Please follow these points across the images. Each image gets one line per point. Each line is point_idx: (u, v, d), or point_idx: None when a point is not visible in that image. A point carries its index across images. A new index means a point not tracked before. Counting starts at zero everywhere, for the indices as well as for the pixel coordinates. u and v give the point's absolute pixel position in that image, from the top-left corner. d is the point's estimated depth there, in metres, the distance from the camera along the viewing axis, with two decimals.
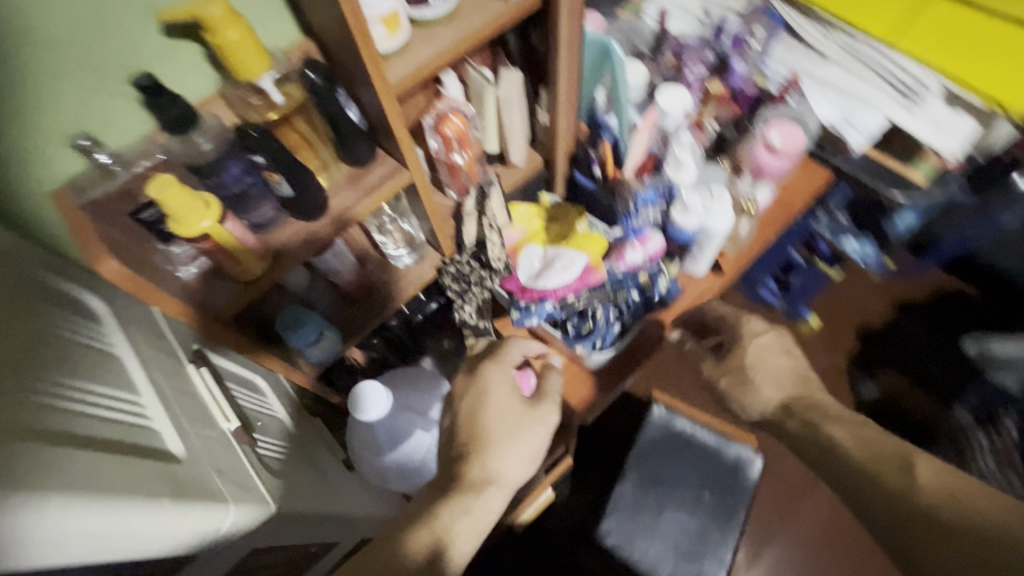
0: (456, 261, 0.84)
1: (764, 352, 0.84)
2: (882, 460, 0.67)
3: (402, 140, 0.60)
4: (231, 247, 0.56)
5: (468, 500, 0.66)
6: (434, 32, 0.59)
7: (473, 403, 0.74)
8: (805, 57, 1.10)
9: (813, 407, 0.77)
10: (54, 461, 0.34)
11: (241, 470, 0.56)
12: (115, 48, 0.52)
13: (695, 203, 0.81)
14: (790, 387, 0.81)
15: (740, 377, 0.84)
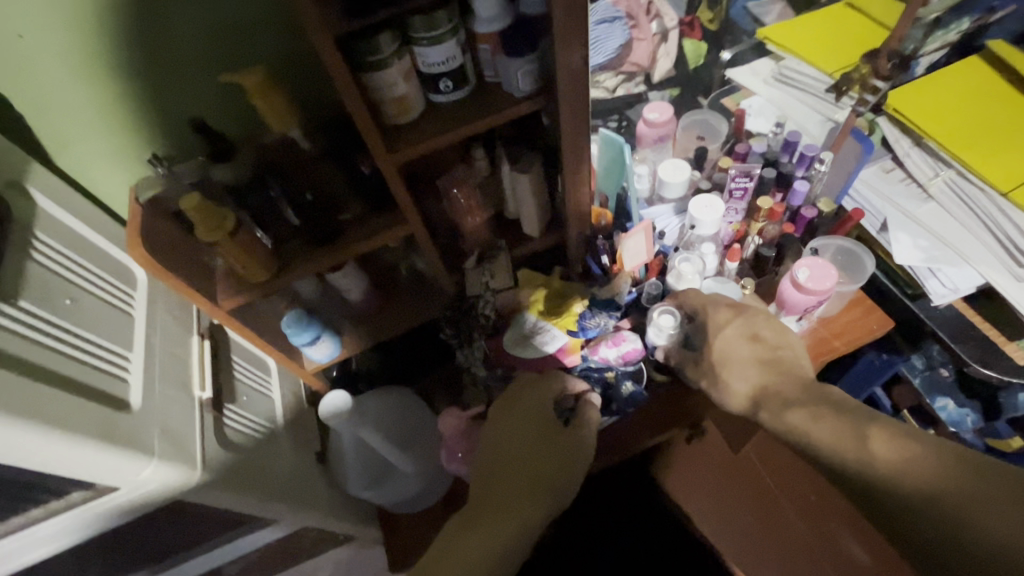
0: (451, 308, 0.91)
1: (733, 343, 0.71)
2: (831, 436, 0.55)
3: (401, 196, 0.69)
4: (239, 256, 0.69)
5: (523, 517, 0.65)
6: (446, 112, 0.67)
7: (507, 429, 0.75)
8: (901, 189, 0.99)
9: (778, 392, 0.64)
10: (18, 384, 0.45)
11: (196, 427, 0.65)
12: (189, 91, 0.69)
13: (666, 326, 0.78)
14: (772, 378, 0.66)
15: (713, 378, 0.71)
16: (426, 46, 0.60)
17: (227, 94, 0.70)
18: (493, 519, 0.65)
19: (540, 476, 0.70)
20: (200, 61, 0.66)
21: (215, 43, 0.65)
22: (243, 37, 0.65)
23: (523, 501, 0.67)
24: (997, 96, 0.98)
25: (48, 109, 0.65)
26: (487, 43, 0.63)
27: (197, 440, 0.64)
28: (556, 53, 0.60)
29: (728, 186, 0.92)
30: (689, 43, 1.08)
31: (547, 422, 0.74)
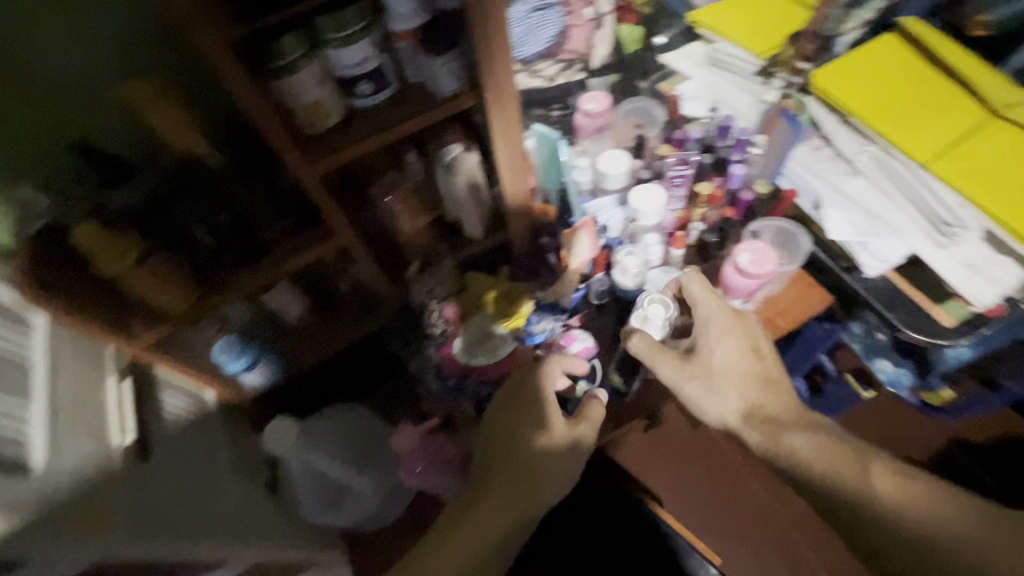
0: (400, 319, 0.89)
1: (736, 355, 0.70)
2: (839, 468, 0.60)
3: (328, 208, 0.65)
4: (149, 287, 0.64)
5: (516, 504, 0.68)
6: (368, 118, 0.63)
7: (516, 418, 0.71)
8: (832, 166, 1.02)
9: (772, 411, 0.67)
10: None
11: (116, 477, 0.60)
12: (70, 107, 0.61)
13: (655, 315, 0.76)
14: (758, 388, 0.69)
15: (708, 380, 0.69)
16: (337, 48, 0.56)
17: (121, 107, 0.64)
18: (495, 505, 0.67)
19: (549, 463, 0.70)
20: (82, 71, 0.60)
21: (100, 50, 0.59)
22: (130, 42, 0.60)
23: (523, 491, 0.68)
24: (912, 72, 1.02)
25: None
26: (404, 41, 0.60)
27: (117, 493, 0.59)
28: (478, 47, 0.57)
29: (667, 175, 0.91)
30: (624, 28, 1.08)
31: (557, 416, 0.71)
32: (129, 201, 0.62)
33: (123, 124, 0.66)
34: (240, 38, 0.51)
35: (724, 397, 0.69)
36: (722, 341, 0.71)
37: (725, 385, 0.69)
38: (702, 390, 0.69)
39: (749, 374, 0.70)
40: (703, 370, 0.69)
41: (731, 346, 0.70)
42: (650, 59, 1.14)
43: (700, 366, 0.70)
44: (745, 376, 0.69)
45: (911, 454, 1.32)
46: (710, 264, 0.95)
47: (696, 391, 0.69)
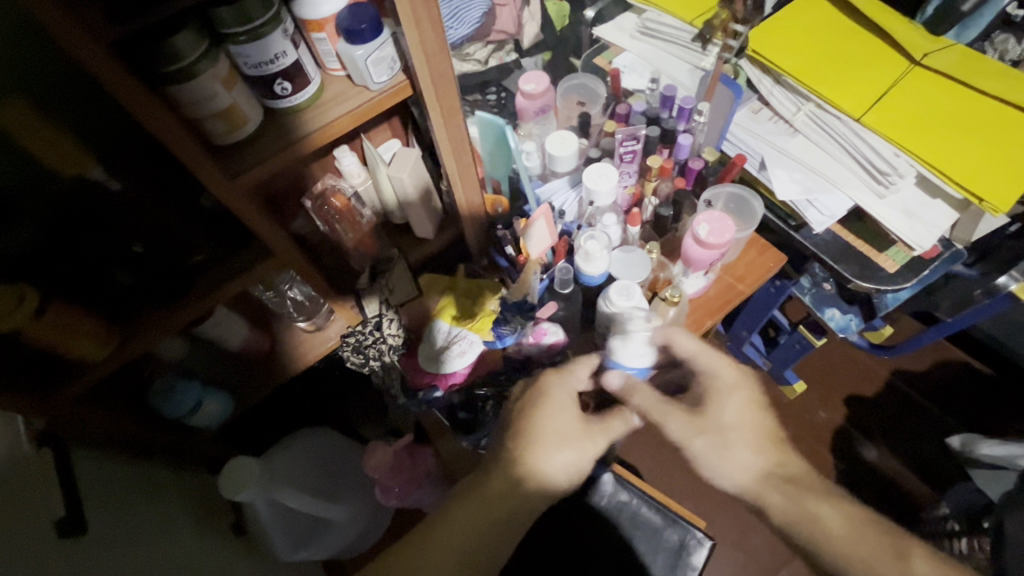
0: (355, 331, 0.81)
1: (747, 410, 0.66)
2: (870, 559, 0.56)
3: (259, 225, 0.59)
4: (59, 340, 0.54)
5: (517, 495, 0.63)
6: (290, 122, 0.56)
7: (529, 405, 0.68)
8: (772, 127, 1.03)
9: (789, 472, 0.64)
10: None
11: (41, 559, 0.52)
12: None
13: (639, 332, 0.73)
14: (769, 444, 0.65)
15: (717, 439, 0.65)
16: (244, 44, 0.49)
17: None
18: (500, 495, 0.63)
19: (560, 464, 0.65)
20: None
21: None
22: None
23: (531, 487, 0.64)
24: (837, 29, 1.04)
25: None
26: (322, 31, 0.53)
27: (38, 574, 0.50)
28: (405, 31, 0.51)
29: (617, 151, 0.90)
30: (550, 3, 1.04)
31: (568, 407, 0.68)
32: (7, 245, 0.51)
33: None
34: (123, 39, 0.43)
35: (738, 455, 0.64)
36: (733, 397, 0.66)
37: (739, 441, 0.65)
38: (716, 455, 0.64)
39: (758, 432, 0.65)
40: (712, 432, 0.65)
41: (738, 405, 0.66)
42: (583, 33, 1.11)
43: (710, 430, 0.65)
44: (759, 434, 0.65)
45: (863, 393, 1.39)
46: (668, 239, 0.93)
47: (707, 449, 0.65)
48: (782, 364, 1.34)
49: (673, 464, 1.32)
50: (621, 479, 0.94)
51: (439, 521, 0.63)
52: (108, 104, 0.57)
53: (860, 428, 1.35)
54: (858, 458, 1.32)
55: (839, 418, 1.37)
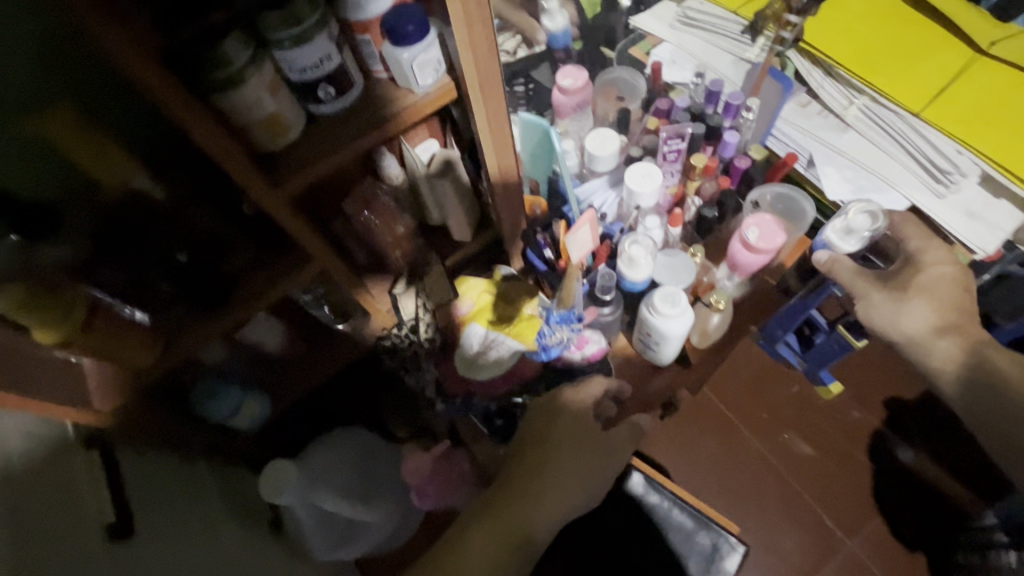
0: (393, 335, 0.82)
1: (943, 279, 0.70)
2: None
3: (299, 232, 0.58)
4: (101, 348, 0.55)
5: (542, 507, 0.63)
6: (331, 128, 0.55)
7: (546, 418, 0.69)
8: (822, 121, 0.98)
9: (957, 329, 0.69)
10: None
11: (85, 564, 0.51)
12: None
13: (862, 226, 0.72)
14: (947, 305, 0.69)
15: (897, 296, 0.71)
16: (291, 49, 0.47)
17: (24, 145, 0.50)
18: (529, 505, 0.63)
19: (580, 476, 0.66)
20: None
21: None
22: (18, 59, 0.46)
23: (557, 498, 0.64)
24: (895, 17, 0.98)
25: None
26: (367, 33, 0.51)
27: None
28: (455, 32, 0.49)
29: (660, 150, 0.86)
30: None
31: (590, 424, 0.68)
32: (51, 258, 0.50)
33: (32, 169, 0.51)
34: (173, 48, 0.42)
35: (915, 311, 0.69)
36: (934, 269, 0.71)
37: (920, 300, 0.70)
38: (892, 308, 0.70)
39: (950, 299, 0.70)
40: (893, 290, 0.71)
41: (934, 277, 0.70)
42: (617, 20, 1.05)
43: (893, 289, 0.71)
44: (945, 301, 0.70)
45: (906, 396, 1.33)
46: (710, 240, 0.89)
47: (882, 301, 0.71)
48: (819, 364, 1.21)
49: (708, 468, 1.28)
50: (650, 480, 0.90)
51: (470, 533, 0.63)
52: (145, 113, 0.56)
53: (898, 430, 1.27)
54: (895, 461, 1.25)
55: (876, 419, 1.28)
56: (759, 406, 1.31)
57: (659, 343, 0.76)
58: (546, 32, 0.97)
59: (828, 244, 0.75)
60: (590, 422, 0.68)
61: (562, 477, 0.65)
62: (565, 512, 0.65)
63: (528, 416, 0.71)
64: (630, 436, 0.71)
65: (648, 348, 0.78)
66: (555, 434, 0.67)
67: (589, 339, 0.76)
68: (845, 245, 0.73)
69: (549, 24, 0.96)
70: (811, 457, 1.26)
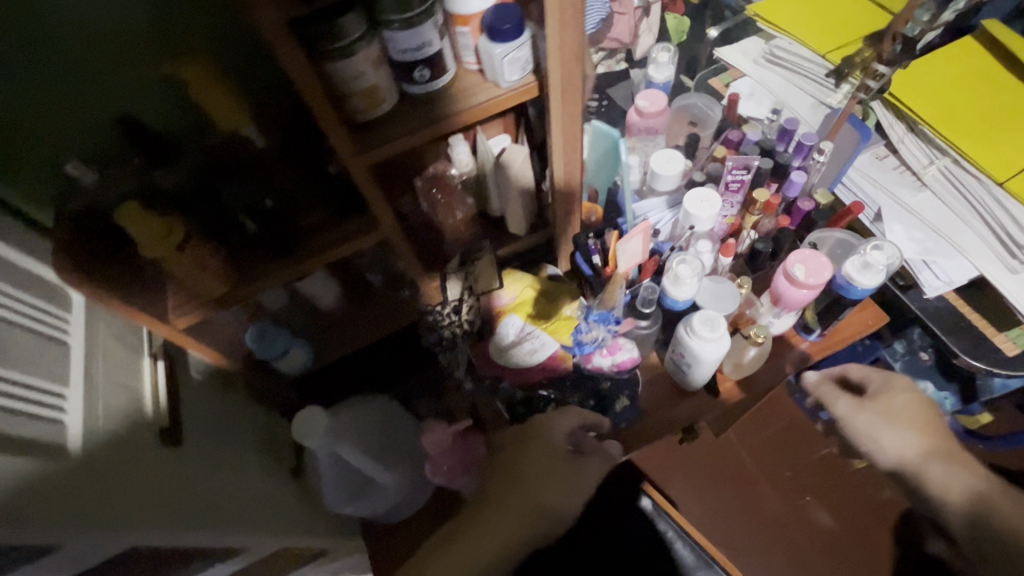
0: (433, 311, 0.85)
1: (909, 403, 0.76)
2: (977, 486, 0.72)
3: (371, 198, 0.62)
4: (187, 270, 0.60)
5: (519, 520, 0.65)
6: (419, 106, 0.60)
7: (516, 449, 0.71)
8: (897, 178, 0.96)
9: (935, 446, 0.74)
10: None
11: (131, 465, 0.57)
12: (126, 86, 0.59)
13: (879, 261, 0.73)
14: (929, 429, 0.75)
15: (885, 417, 0.76)
16: (399, 30, 0.52)
17: (161, 84, 0.61)
18: (505, 510, 0.66)
19: (537, 502, 0.67)
20: (123, 43, 0.56)
21: (141, 16, 0.55)
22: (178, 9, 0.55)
23: (533, 514, 0.66)
24: (993, 83, 0.96)
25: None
26: (466, 25, 0.56)
27: (131, 479, 0.56)
28: (548, 40, 0.53)
29: (724, 179, 0.87)
30: (669, 16, 1.05)
31: (561, 454, 0.70)
32: (179, 181, 0.59)
33: (169, 103, 0.63)
34: (297, 19, 0.48)
35: (899, 436, 0.75)
36: (902, 394, 0.77)
37: (900, 423, 0.75)
38: (878, 425, 0.76)
39: (923, 419, 0.76)
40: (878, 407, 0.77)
41: (910, 396, 0.77)
42: (702, 51, 1.09)
43: (878, 410, 0.77)
44: (925, 423, 0.75)
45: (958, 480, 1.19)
46: (760, 275, 0.90)
47: (867, 423, 0.77)
48: None
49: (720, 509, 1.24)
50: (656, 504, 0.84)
51: (465, 534, 0.65)
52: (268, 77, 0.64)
53: None
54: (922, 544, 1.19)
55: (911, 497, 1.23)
56: (781, 464, 1.28)
57: (691, 366, 0.77)
58: (648, 79, 0.96)
59: (846, 280, 0.76)
60: (559, 454, 0.70)
61: (536, 492, 0.67)
62: (527, 539, 0.65)
63: (500, 446, 0.74)
64: (603, 462, 0.72)
65: (679, 368, 0.79)
66: (519, 466, 0.69)
67: (619, 346, 0.78)
68: (862, 280, 0.74)
69: (654, 72, 0.96)
70: (830, 522, 1.22)
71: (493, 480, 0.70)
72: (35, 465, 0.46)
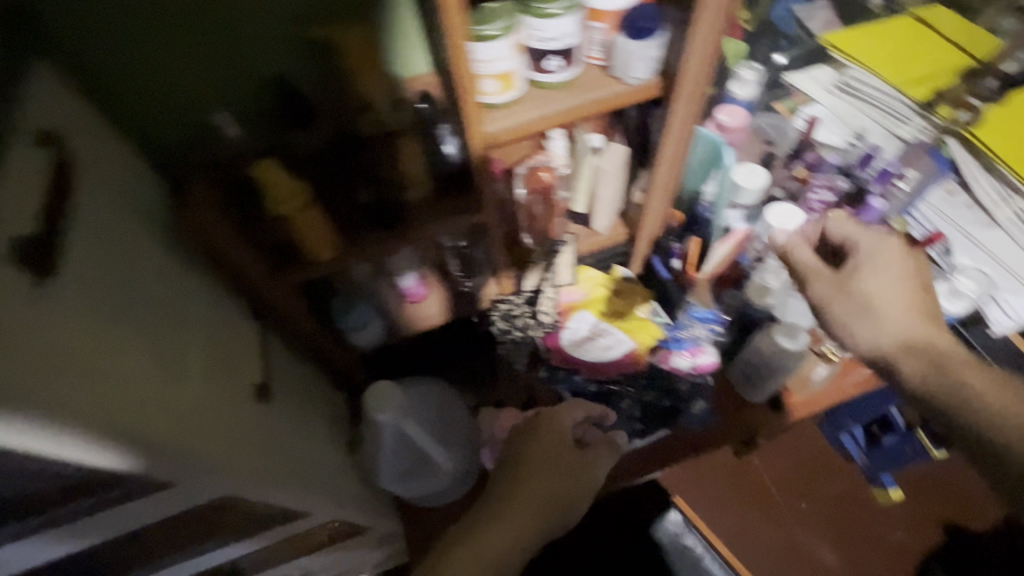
0: (507, 301, 0.86)
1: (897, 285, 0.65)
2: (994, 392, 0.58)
3: (483, 180, 0.63)
4: (304, 232, 0.61)
5: (533, 510, 0.66)
6: (544, 95, 0.61)
7: (524, 443, 0.72)
8: (966, 212, 0.93)
9: (929, 343, 0.63)
10: (42, 343, 0.37)
11: (233, 420, 0.57)
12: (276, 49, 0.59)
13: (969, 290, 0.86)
14: (914, 321, 0.64)
15: (861, 306, 0.65)
16: (545, 19, 0.54)
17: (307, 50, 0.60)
18: (517, 501, 0.67)
19: (551, 496, 0.68)
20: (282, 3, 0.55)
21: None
22: None
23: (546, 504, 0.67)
24: None
25: (62, 74, 0.52)
26: (601, 21, 0.58)
27: (237, 435, 0.56)
28: (690, 41, 0.54)
29: (808, 198, 0.95)
30: (730, 42, 0.96)
31: (568, 443, 0.72)
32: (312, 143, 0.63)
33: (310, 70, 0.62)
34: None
35: (882, 323, 0.64)
36: (889, 270, 0.66)
37: (881, 308, 0.65)
38: (851, 312, 0.66)
39: (914, 302, 0.65)
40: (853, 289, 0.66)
41: (892, 278, 0.66)
42: None
43: (856, 295, 0.66)
44: (911, 309, 0.65)
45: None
46: None
47: (844, 313, 0.66)
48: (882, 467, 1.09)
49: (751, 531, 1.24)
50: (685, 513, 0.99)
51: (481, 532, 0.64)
52: (405, 49, 0.63)
53: None
54: None
55: None
56: None
57: (762, 374, 0.79)
58: (730, 94, 0.95)
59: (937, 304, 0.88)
60: (566, 449, 0.72)
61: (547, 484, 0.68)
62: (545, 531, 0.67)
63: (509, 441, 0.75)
64: (609, 450, 0.74)
65: (747, 377, 0.82)
66: (529, 459, 0.70)
67: (701, 350, 0.80)
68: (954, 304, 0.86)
69: (737, 88, 0.95)
70: None
71: (500, 478, 0.71)
72: (176, 396, 0.49)
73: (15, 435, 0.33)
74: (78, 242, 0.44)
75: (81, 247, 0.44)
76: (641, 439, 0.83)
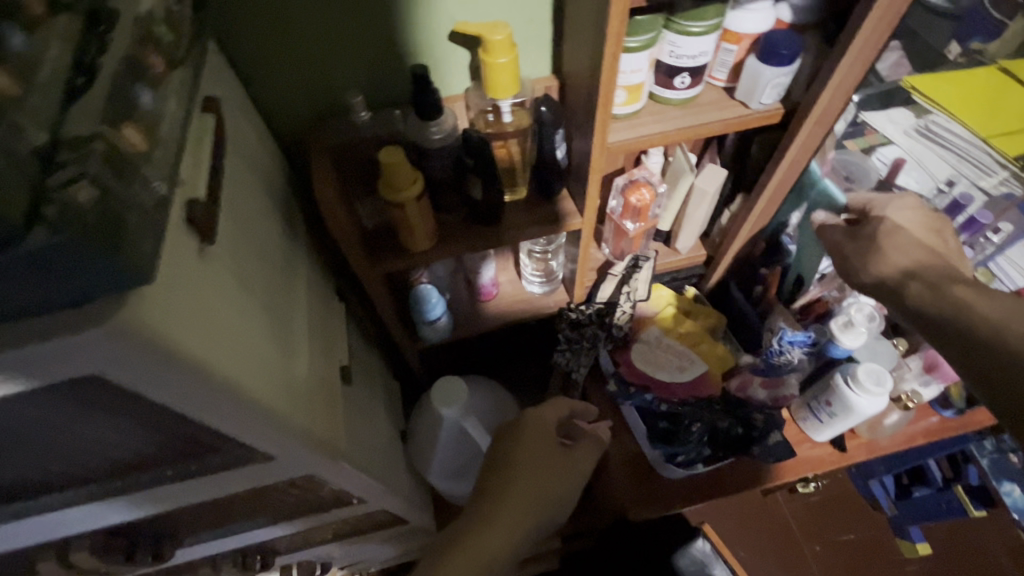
0: (579, 310, 0.85)
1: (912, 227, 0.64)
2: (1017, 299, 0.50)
3: (591, 188, 0.64)
4: (412, 222, 0.61)
5: (523, 514, 0.61)
6: (666, 111, 0.61)
7: (511, 447, 0.67)
8: None
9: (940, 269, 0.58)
10: (206, 302, 0.38)
11: (330, 395, 0.58)
12: (414, 41, 0.59)
13: None
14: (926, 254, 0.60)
15: (869, 245, 0.64)
16: (686, 36, 0.54)
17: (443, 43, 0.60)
18: (499, 503, 0.61)
19: (542, 501, 0.63)
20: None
21: None
22: None
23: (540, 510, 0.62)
24: None
25: (222, 44, 0.53)
26: (736, 42, 0.57)
27: (331, 412, 0.57)
28: (828, 75, 0.54)
29: None
30: None
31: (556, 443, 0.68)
32: None
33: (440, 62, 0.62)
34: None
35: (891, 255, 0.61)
36: (903, 213, 0.66)
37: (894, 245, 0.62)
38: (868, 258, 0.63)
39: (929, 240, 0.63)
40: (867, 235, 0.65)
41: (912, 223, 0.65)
42: None
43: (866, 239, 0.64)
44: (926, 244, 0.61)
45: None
46: None
47: (856, 252, 0.65)
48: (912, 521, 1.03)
49: None
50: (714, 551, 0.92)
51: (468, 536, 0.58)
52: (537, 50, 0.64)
53: None
54: None
55: None
56: None
57: (834, 415, 0.78)
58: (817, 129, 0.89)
59: None
60: (551, 444, 0.67)
61: (536, 489, 0.63)
62: (537, 535, 0.62)
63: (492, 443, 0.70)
64: (595, 447, 0.71)
65: (817, 414, 0.80)
66: (512, 466, 0.64)
67: (779, 381, 0.79)
68: None
69: None
70: None
71: (482, 486, 0.64)
72: (291, 367, 0.49)
73: (176, 386, 0.34)
74: (228, 210, 0.45)
75: (230, 215, 0.45)
76: (705, 465, 0.81)
